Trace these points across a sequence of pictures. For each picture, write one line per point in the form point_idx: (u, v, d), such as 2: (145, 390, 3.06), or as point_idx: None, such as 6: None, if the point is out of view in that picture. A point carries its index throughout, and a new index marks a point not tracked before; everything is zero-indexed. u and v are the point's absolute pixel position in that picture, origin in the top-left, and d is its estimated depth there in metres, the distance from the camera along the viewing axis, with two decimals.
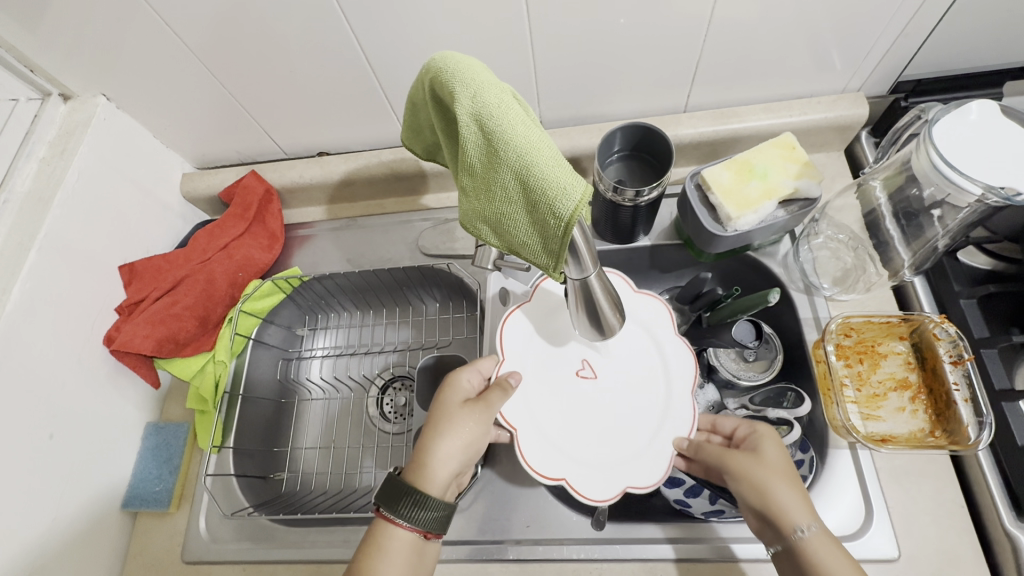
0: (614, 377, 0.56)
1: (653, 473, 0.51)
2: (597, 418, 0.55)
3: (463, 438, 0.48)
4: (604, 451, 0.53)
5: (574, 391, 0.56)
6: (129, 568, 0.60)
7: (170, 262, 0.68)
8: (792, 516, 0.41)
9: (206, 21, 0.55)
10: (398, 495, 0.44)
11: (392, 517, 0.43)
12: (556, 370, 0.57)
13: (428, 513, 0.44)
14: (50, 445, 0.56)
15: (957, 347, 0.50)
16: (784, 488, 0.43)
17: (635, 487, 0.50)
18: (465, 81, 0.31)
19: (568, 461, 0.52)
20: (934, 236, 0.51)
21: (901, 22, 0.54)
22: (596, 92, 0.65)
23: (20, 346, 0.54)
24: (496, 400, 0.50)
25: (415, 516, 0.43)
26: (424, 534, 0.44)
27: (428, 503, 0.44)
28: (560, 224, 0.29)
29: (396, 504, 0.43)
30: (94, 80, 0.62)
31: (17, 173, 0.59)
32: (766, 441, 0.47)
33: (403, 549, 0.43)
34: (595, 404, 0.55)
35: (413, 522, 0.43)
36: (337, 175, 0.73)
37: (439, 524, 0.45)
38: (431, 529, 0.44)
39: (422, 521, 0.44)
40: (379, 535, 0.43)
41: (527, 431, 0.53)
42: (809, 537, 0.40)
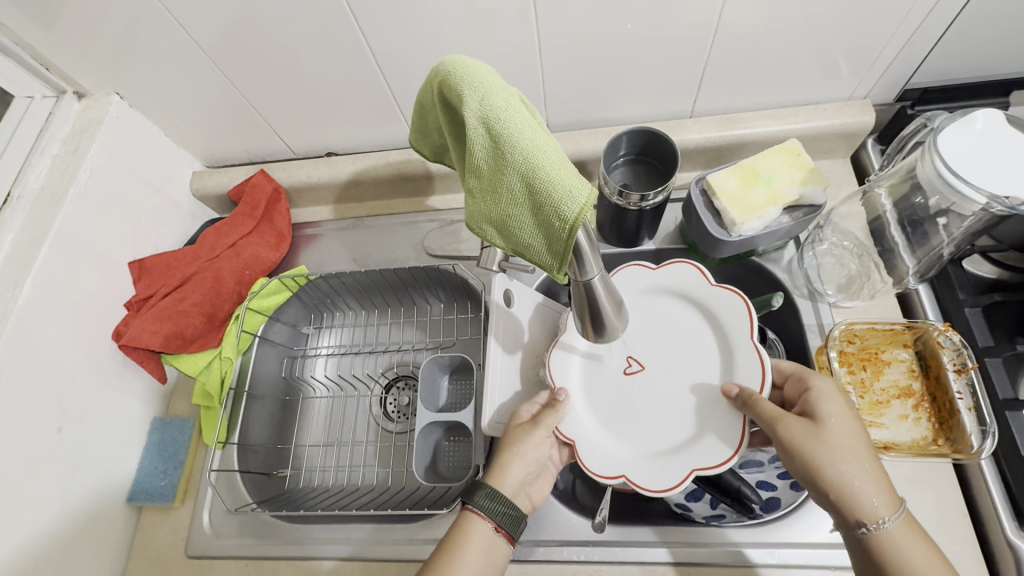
0: (667, 354, 0.53)
1: (721, 451, 0.46)
2: (648, 404, 0.51)
3: (526, 449, 0.50)
4: (663, 439, 0.49)
5: (627, 388, 0.53)
6: (133, 561, 0.60)
7: (179, 260, 0.69)
8: (865, 505, 0.39)
9: (219, 24, 0.56)
10: (474, 485, 0.47)
11: (470, 508, 0.47)
12: (602, 372, 0.54)
13: (499, 505, 0.46)
14: (59, 437, 0.56)
15: (960, 356, 0.50)
16: (856, 471, 0.40)
17: (703, 469, 0.46)
18: (473, 84, 0.32)
19: (626, 459, 0.49)
20: (939, 244, 0.52)
21: (908, 30, 0.54)
22: (601, 97, 0.66)
23: (32, 338, 0.55)
24: (551, 419, 0.51)
25: (488, 505, 0.46)
26: (495, 529, 0.46)
27: (499, 496, 0.47)
28: (565, 226, 0.29)
29: (472, 494, 0.47)
30: (108, 79, 0.63)
31: (31, 170, 0.60)
32: (831, 408, 0.43)
33: (478, 540, 0.45)
34: (644, 391, 0.52)
35: (487, 513, 0.46)
36: (344, 175, 0.74)
37: (510, 522, 0.47)
38: (502, 523, 0.46)
39: (495, 513, 0.46)
40: (458, 526, 0.46)
41: (584, 440, 0.51)
42: (883, 528, 0.38)
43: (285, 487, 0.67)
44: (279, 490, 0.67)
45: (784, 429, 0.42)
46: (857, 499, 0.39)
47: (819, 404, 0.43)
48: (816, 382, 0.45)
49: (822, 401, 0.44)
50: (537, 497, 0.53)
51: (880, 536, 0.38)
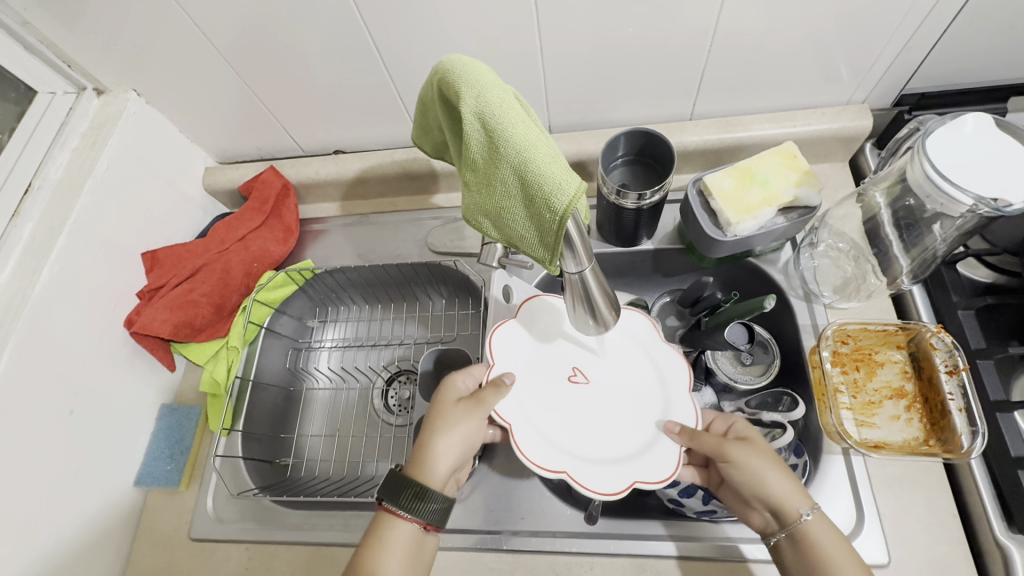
0: (615, 376, 0.58)
1: (658, 469, 0.51)
2: (591, 416, 0.55)
3: (459, 435, 0.49)
4: (603, 449, 0.53)
5: (571, 395, 0.57)
6: (139, 541, 0.62)
7: (190, 252, 0.71)
8: (795, 503, 0.44)
9: (233, 25, 0.59)
10: (401, 485, 0.45)
11: (394, 511, 0.45)
12: (549, 374, 0.58)
13: (429, 505, 0.45)
14: (71, 419, 0.58)
15: (952, 357, 0.51)
16: (782, 475, 0.45)
17: (644, 482, 0.50)
18: (470, 81, 0.33)
19: (565, 456, 0.52)
20: (932, 244, 0.53)
21: (904, 35, 0.55)
22: (603, 99, 0.67)
23: (49, 323, 0.57)
24: (490, 400, 0.51)
25: (415, 508, 0.45)
26: (424, 527, 0.46)
27: (427, 496, 0.45)
28: (555, 218, 0.31)
29: (396, 496, 0.45)
30: (126, 76, 0.66)
31: (51, 162, 0.63)
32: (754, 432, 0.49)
33: (404, 541, 0.45)
34: (587, 403, 0.56)
35: (414, 515, 0.45)
36: (351, 172, 0.76)
37: (439, 517, 0.46)
38: (431, 522, 0.46)
39: (422, 513, 0.45)
40: (379, 526, 0.45)
41: (522, 428, 0.53)
42: (812, 521, 0.43)
43: (286, 475, 0.69)
44: (281, 478, 0.68)
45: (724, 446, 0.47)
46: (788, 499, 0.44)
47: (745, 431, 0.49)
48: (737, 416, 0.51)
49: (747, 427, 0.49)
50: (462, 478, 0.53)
51: (809, 532, 0.43)
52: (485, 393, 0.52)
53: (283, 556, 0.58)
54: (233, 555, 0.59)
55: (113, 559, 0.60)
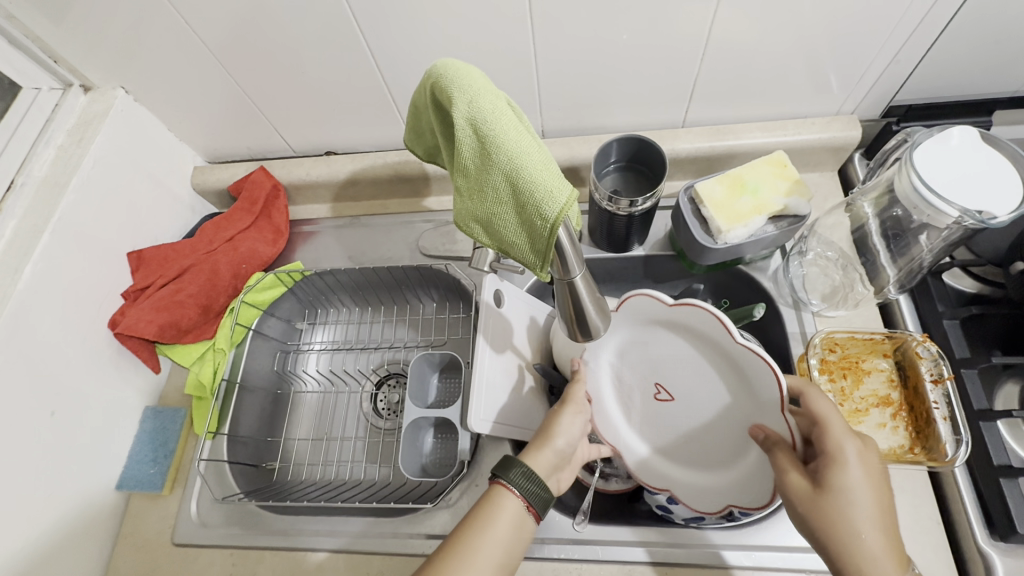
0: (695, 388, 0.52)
1: (756, 496, 0.49)
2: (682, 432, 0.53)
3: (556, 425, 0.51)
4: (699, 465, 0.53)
5: (660, 415, 0.54)
6: (120, 546, 0.61)
7: (177, 252, 0.70)
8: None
9: (224, 23, 0.58)
10: (512, 462, 0.47)
11: (503, 483, 0.46)
12: (636, 391, 0.55)
13: (534, 484, 0.46)
14: (52, 421, 0.57)
15: (937, 366, 0.52)
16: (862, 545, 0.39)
17: (741, 507, 0.50)
18: (463, 86, 0.33)
19: (672, 474, 0.54)
20: (919, 254, 0.54)
21: (892, 48, 0.56)
22: (596, 105, 0.67)
23: (30, 324, 0.56)
24: (578, 393, 0.54)
25: (523, 484, 0.46)
26: (527, 507, 0.46)
27: (535, 476, 0.46)
28: (546, 225, 0.31)
29: (507, 470, 0.46)
30: (114, 73, 0.65)
31: (36, 159, 0.62)
32: (854, 472, 0.40)
33: (510, 517, 0.45)
34: (675, 419, 0.53)
35: (517, 487, 0.46)
36: (343, 174, 0.76)
37: (541, 502, 0.46)
38: (534, 502, 0.46)
39: (528, 490, 0.46)
40: (490, 501, 0.46)
41: (631, 452, 0.56)
42: None
43: (273, 480, 0.68)
44: (267, 482, 0.67)
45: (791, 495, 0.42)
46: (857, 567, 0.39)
47: (838, 474, 0.40)
48: (835, 449, 0.41)
49: (841, 466, 0.40)
50: (564, 484, 0.51)
51: None
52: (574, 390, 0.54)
53: (268, 562, 0.58)
54: (217, 560, 0.58)
55: (93, 565, 0.59)
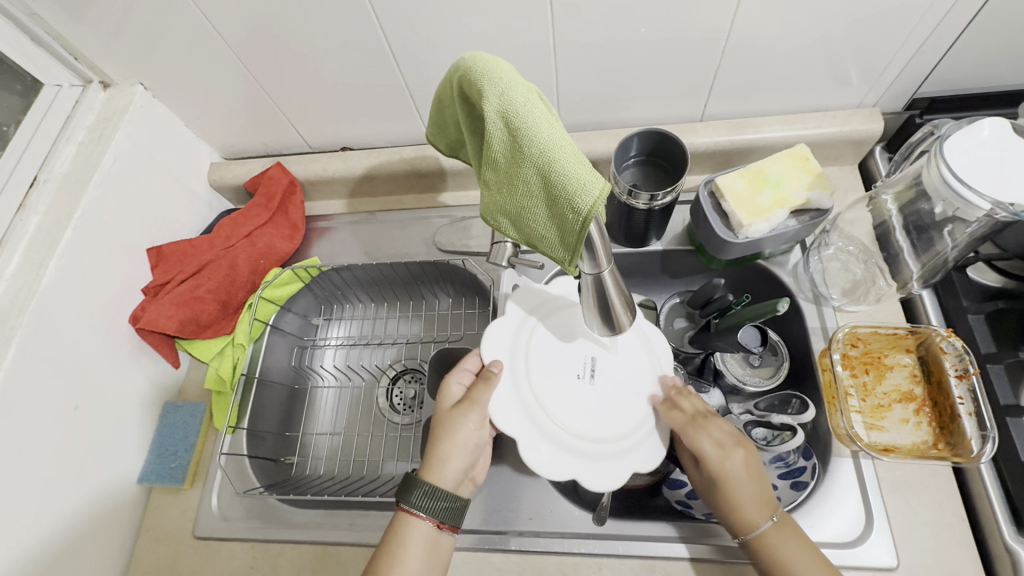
0: (600, 394, 0.53)
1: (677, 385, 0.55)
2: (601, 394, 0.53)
3: (459, 438, 0.51)
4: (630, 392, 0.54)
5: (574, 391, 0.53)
6: (142, 540, 0.62)
7: (196, 247, 0.71)
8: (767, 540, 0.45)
9: (242, 19, 0.58)
10: (410, 487, 0.48)
11: (408, 511, 0.47)
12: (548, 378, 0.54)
13: (440, 502, 0.48)
14: (76, 415, 0.58)
15: (963, 361, 0.51)
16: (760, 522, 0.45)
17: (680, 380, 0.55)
18: (494, 79, 0.33)
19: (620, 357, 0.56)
20: (943, 250, 0.53)
21: (918, 40, 0.55)
22: (614, 98, 0.67)
23: (54, 320, 0.56)
24: (483, 397, 0.52)
25: (428, 505, 0.47)
26: (438, 525, 0.48)
27: (437, 492, 0.48)
28: (578, 219, 0.30)
29: (410, 496, 0.48)
30: (133, 69, 0.65)
31: (58, 155, 0.62)
32: (731, 472, 0.47)
33: (420, 541, 0.47)
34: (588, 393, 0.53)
35: (423, 510, 0.47)
36: (359, 170, 0.76)
37: (453, 515, 0.49)
38: (444, 519, 0.48)
39: (434, 510, 0.48)
40: (398, 531, 0.47)
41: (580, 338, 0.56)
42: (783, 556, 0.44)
43: (291, 474, 0.68)
44: (286, 476, 0.68)
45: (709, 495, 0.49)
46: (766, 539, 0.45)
47: (730, 506, 0.46)
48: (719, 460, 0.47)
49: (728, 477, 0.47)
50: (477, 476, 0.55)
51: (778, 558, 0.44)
52: (473, 394, 0.52)
53: (289, 556, 0.58)
54: (238, 553, 0.59)
55: (117, 557, 0.60)
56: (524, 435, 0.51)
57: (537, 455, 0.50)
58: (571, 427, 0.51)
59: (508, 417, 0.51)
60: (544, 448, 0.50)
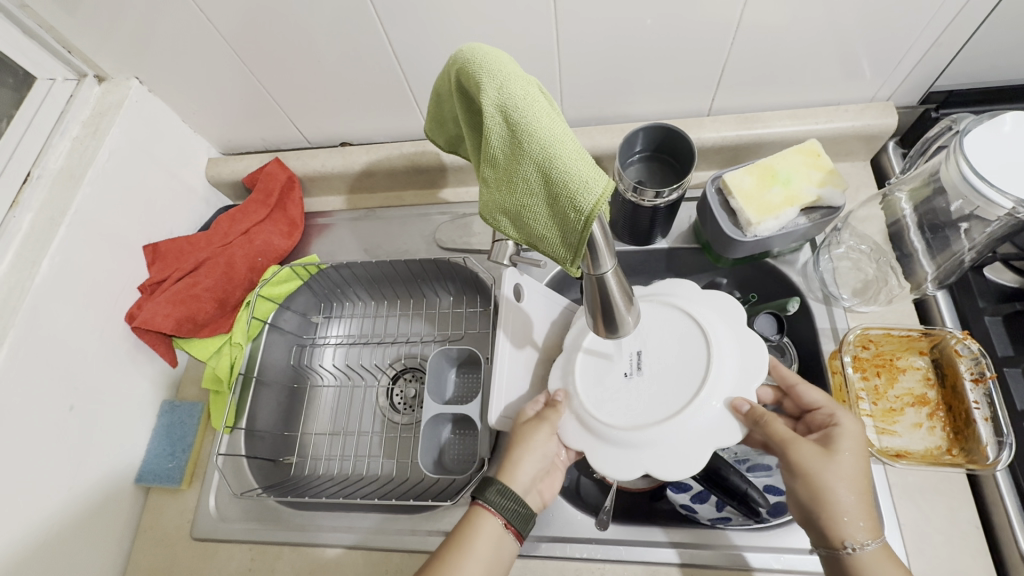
0: (656, 380, 0.48)
1: (729, 341, 0.50)
2: (656, 378, 0.49)
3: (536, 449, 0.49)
4: (683, 360, 0.49)
5: (629, 384, 0.49)
6: (140, 540, 0.61)
7: (192, 245, 0.70)
8: (846, 530, 0.41)
9: (237, 12, 0.57)
10: (485, 480, 0.46)
11: (481, 504, 0.46)
12: (600, 379, 0.50)
13: (511, 502, 0.46)
14: (71, 415, 0.57)
15: (979, 365, 0.49)
16: (849, 499, 0.41)
17: (731, 335, 0.50)
18: (492, 72, 0.31)
19: (669, 329, 0.51)
20: (960, 250, 0.51)
21: (935, 31, 0.53)
22: (619, 92, 0.65)
23: (49, 318, 0.55)
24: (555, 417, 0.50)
25: (499, 501, 0.45)
26: (506, 526, 0.45)
27: (511, 492, 0.46)
28: (580, 218, 0.29)
29: (485, 489, 0.46)
30: (128, 63, 0.64)
31: (51, 151, 0.61)
32: (849, 431, 0.44)
33: (490, 539, 0.45)
34: (641, 380, 0.49)
35: (494, 504, 0.45)
36: (358, 166, 0.74)
37: (520, 520, 0.46)
38: (513, 522, 0.46)
39: (505, 509, 0.45)
40: (469, 521, 0.45)
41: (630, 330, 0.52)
42: (860, 553, 0.40)
43: (290, 474, 0.68)
44: (284, 477, 0.67)
45: (796, 452, 0.43)
46: (842, 520, 0.41)
47: (824, 515, 0.42)
48: (843, 420, 0.45)
49: (845, 436, 0.44)
50: (548, 493, 0.52)
51: (859, 557, 0.40)
52: (551, 407, 0.51)
53: (287, 558, 0.57)
54: (236, 555, 0.58)
55: (114, 557, 0.59)
56: (590, 446, 0.49)
57: (610, 461, 0.47)
58: (633, 421, 0.47)
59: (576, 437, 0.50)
60: (615, 454, 0.47)
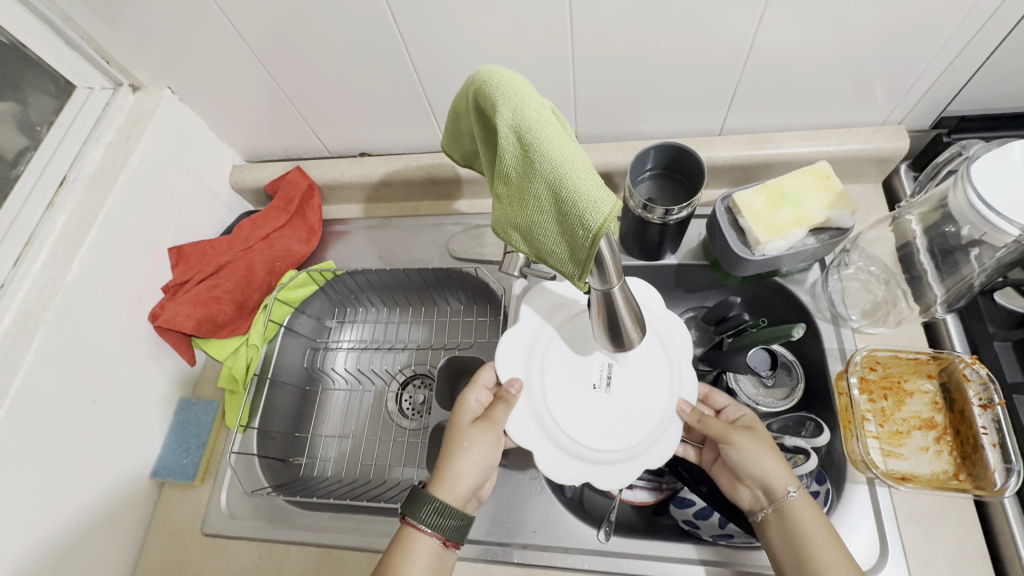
0: (620, 400, 0.53)
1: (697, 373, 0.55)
2: (622, 398, 0.53)
3: (476, 455, 0.50)
4: (651, 387, 0.53)
5: (593, 398, 0.53)
6: (153, 533, 0.63)
7: (214, 250, 0.72)
8: (784, 482, 0.47)
9: (266, 27, 0.59)
10: (420, 502, 0.46)
11: (415, 525, 0.46)
12: (572, 384, 0.54)
13: (449, 521, 0.46)
14: (93, 409, 0.59)
15: (987, 391, 0.49)
16: (775, 456, 0.48)
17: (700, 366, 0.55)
18: (508, 94, 0.33)
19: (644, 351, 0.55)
20: (969, 274, 0.51)
21: (948, 57, 0.54)
22: (632, 110, 0.66)
23: (77, 315, 0.58)
24: (500, 415, 0.51)
25: (435, 522, 0.46)
26: (444, 542, 0.47)
27: (448, 512, 0.46)
28: (588, 235, 0.30)
29: (420, 512, 0.46)
30: (162, 73, 0.67)
31: (87, 155, 0.64)
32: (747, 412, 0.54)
33: (426, 557, 0.46)
34: (606, 397, 0.53)
35: (431, 527, 0.46)
36: (376, 175, 0.77)
37: (458, 533, 0.47)
38: (451, 537, 0.47)
39: (442, 529, 0.46)
40: (403, 542, 0.46)
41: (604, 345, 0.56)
42: (799, 496, 0.46)
43: (299, 474, 0.69)
44: (294, 476, 0.69)
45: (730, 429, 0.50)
46: (776, 474, 0.47)
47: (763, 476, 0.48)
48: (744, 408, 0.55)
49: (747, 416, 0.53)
50: (486, 492, 0.55)
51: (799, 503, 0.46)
52: (495, 407, 0.52)
53: (294, 557, 0.59)
54: (245, 552, 0.60)
55: (128, 550, 0.61)
56: (540, 446, 0.51)
57: (556, 465, 0.50)
58: (592, 438, 0.51)
59: (525, 433, 0.51)
60: (560, 459, 0.50)
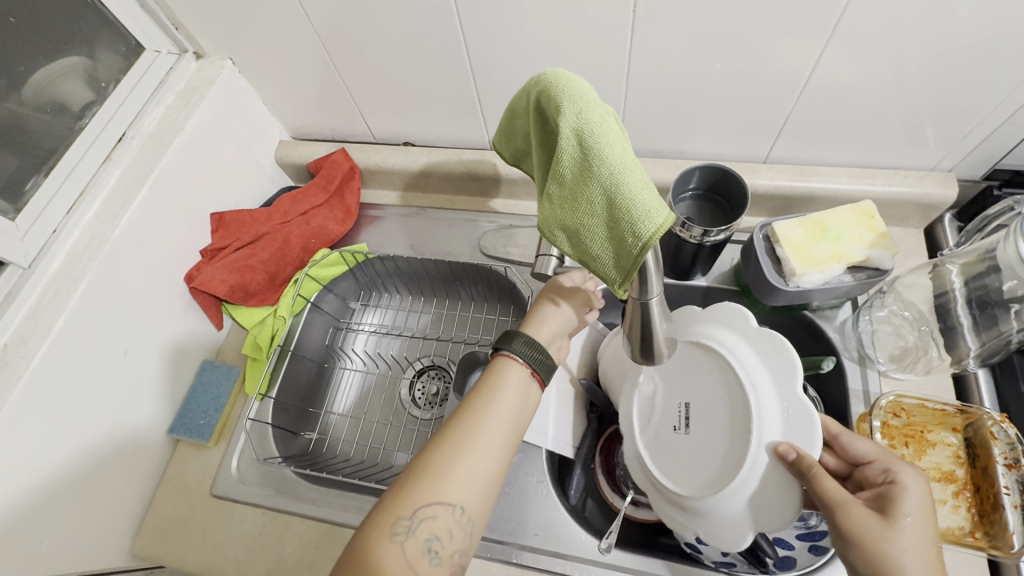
0: (704, 441, 0.51)
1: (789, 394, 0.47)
2: (705, 440, 0.51)
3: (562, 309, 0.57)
4: (727, 424, 0.50)
5: (683, 441, 0.52)
6: (163, 488, 0.64)
7: (254, 219, 0.74)
8: None
9: (331, 10, 0.61)
10: (513, 336, 0.51)
11: (507, 354, 0.50)
12: (656, 427, 0.54)
13: (535, 352, 0.50)
14: (123, 359, 0.61)
15: (1014, 451, 0.48)
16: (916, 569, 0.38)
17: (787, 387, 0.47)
18: (573, 97, 0.34)
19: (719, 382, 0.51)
20: (1007, 331, 0.50)
21: (1006, 110, 0.53)
22: (678, 129, 0.67)
23: (120, 268, 0.60)
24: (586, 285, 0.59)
25: (525, 350, 0.49)
26: (531, 373, 0.49)
27: (535, 344, 0.50)
28: (637, 243, 0.30)
29: (511, 343, 0.50)
30: (225, 44, 0.69)
31: (146, 115, 0.66)
32: (908, 487, 0.42)
33: (514, 382, 0.48)
34: (692, 440, 0.52)
35: (523, 356, 0.49)
36: (417, 165, 0.78)
37: (544, 369, 0.50)
38: (537, 368, 0.49)
39: (530, 358, 0.49)
40: (492, 375, 0.49)
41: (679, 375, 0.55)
42: None
43: (308, 449, 0.70)
44: (304, 451, 0.70)
45: (848, 513, 0.41)
46: None
47: None
48: (902, 477, 0.43)
49: (901, 494, 0.42)
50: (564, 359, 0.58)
51: None
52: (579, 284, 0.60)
53: (297, 529, 0.59)
54: (250, 517, 0.61)
55: (138, 500, 0.62)
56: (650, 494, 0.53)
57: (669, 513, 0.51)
58: (684, 485, 0.50)
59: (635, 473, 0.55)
60: (668, 508, 0.52)
